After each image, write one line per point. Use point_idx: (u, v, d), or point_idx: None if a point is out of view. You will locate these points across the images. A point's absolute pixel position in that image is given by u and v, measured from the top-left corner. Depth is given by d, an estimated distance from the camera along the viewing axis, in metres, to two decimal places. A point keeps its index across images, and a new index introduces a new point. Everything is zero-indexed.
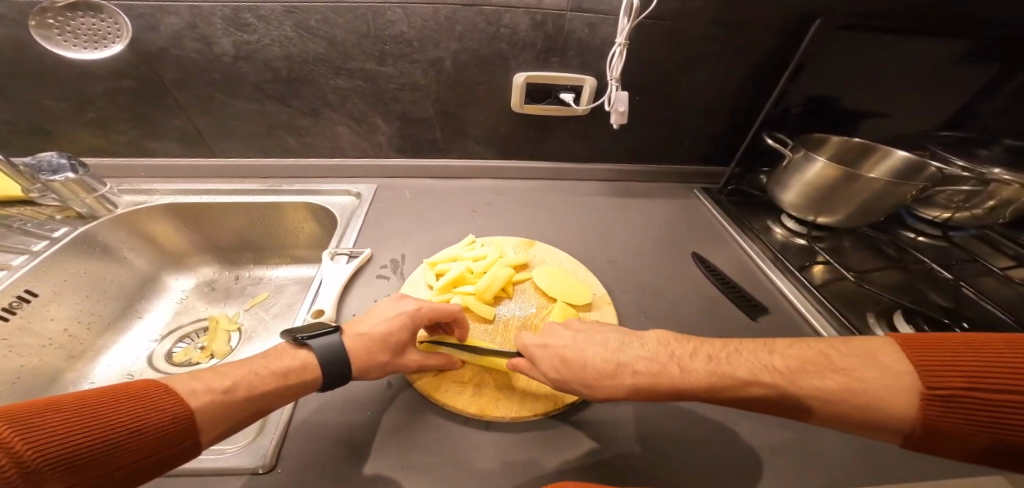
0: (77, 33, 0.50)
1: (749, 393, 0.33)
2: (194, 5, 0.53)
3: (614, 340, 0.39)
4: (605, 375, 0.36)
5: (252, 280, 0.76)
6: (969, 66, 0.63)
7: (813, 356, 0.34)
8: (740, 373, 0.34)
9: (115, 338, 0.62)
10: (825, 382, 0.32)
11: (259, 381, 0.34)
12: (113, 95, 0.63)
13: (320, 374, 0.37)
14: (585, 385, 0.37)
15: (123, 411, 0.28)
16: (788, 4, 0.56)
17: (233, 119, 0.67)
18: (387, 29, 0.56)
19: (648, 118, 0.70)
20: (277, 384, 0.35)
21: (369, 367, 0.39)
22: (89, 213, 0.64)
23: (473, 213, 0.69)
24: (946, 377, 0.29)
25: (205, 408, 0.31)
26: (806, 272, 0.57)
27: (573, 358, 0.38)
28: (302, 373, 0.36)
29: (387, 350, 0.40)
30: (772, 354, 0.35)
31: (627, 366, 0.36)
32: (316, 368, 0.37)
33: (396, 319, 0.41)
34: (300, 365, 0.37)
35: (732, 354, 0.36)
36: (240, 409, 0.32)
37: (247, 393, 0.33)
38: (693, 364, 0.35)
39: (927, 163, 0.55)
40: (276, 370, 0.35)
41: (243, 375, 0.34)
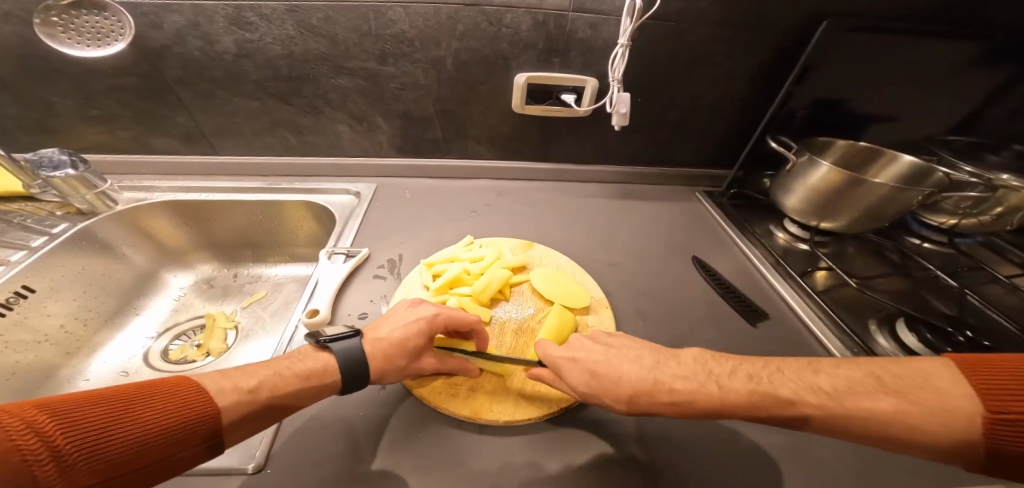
0: (81, 30, 0.50)
1: (794, 411, 0.31)
2: (197, 4, 0.53)
3: (648, 358, 0.37)
4: (641, 391, 0.35)
5: (250, 278, 0.75)
6: (976, 70, 0.62)
7: (859, 375, 0.32)
8: (784, 391, 0.32)
9: (112, 335, 0.62)
10: (880, 402, 0.29)
11: (286, 381, 0.34)
12: (116, 92, 0.63)
13: (340, 377, 0.36)
14: (619, 401, 0.36)
15: (153, 407, 0.27)
16: (794, 6, 0.55)
17: (234, 117, 0.67)
18: (388, 27, 0.56)
19: (650, 120, 0.69)
20: (300, 385, 0.34)
21: (387, 372, 0.38)
22: (89, 209, 0.64)
23: (472, 213, 0.69)
24: (1010, 401, 0.27)
25: (234, 409, 0.30)
26: (808, 278, 0.56)
27: (604, 373, 0.37)
28: (324, 376, 0.36)
29: (404, 356, 0.39)
30: (818, 373, 0.33)
31: (666, 385, 0.35)
32: (337, 371, 0.36)
33: (415, 325, 0.41)
34: (321, 367, 0.36)
35: (774, 373, 0.34)
36: (264, 408, 0.32)
37: (272, 394, 0.32)
38: (732, 383, 0.34)
39: (934, 168, 0.54)
40: (299, 372, 0.35)
41: (271, 375, 0.33)
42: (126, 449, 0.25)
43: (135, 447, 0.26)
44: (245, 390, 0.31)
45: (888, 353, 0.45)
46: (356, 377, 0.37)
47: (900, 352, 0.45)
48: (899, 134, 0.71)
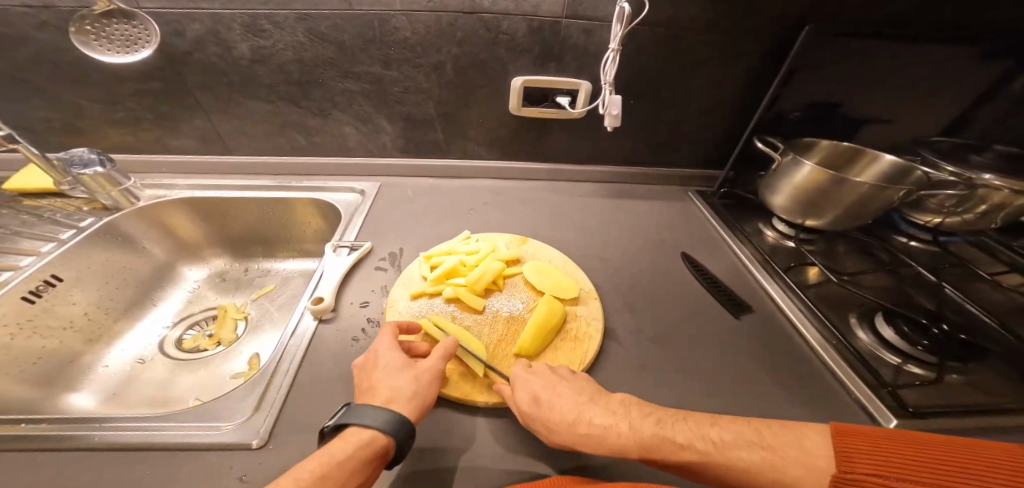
0: (111, 38, 0.53)
1: (682, 455, 0.33)
2: (216, 13, 0.57)
3: (586, 394, 0.39)
4: (564, 423, 0.36)
5: (259, 272, 0.79)
6: (964, 72, 0.64)
7: (744, 430, 0.34)
8: (680, 437, 0.34)
9: (132, 324, 0.66)
10: (751, 455, 0.32)
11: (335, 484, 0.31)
12: (141, 96, 0.68)
13: (377, 436, 0.34)
14: (546, 426, 0.37)
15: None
16: (778, 12, 0.58)
17: (248, 118, 0.71)
18: (392, 34, 0.60)
19: (643, 122, 0.72)
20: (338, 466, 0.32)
21: (415, 401, 0.38)
22: (114, 205, 0.68)
23: (471, 211, 0.72)
24: (861, 463, 0.29)
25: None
26: (793, 273, 0.58)
27: (547, 399, 0.38)
28: (362, 467, 0.33)
29: (407, 375, 0.39)
30: (713, 425, 0.35)
31: (585, 421, 0.36)
32: (366, 435, 0.34)
33: (382, 367, 0.40)
34: (351, 446, 0.34)
35: (677, 419, 0.36)
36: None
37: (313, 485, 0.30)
38: (641, 423, 0.35)
39: (914, 167, 0.55)
40: (327, 460, 0.32)
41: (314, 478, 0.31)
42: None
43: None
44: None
45: (867, 347, 0.47)
46: (399, 422, 0.35)
47: (879, 346, 0.47)
48: (889, 135, 0.73)
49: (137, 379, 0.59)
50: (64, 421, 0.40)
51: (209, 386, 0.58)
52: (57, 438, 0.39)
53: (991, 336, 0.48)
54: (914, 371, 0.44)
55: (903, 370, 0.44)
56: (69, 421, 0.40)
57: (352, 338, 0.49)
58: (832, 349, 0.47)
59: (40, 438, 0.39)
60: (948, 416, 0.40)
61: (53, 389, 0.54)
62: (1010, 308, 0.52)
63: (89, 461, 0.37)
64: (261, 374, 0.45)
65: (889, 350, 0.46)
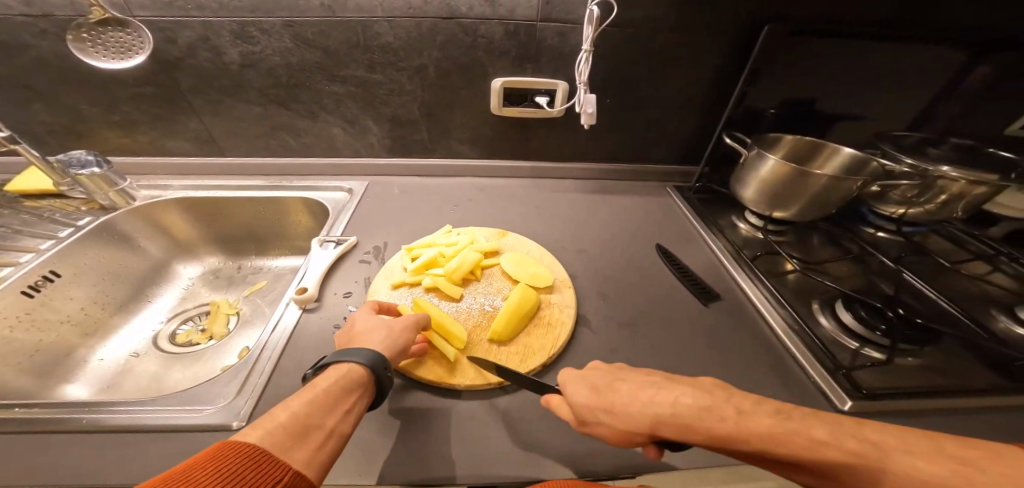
0: (107, 45, 0.55)
1: (811, 455, 0.25)
2: (206, 21, 0.60)
3: (664, 381, 0.34)
4: (635, 408, 0.33)
5: (252, 270, 0.82)
6: (923, 70, 0.67)
7: (912, 434, 0.25)
8: (816, 432, 0.26)
9: (127, 319, 0.68)
10: (930, 467, 0.23)
11: (329, 409, 0.34)
12: (137, 100, 0.70)
13: (358, 367, 0.38)
14: (610, 413, 0.34)
15: (273, 468, 0.28)
16: (740, 13, 0.61)
17: (239, 121, 0.74)
18: (375, 39, 0.63)
19: (620, 120, 0.74)
20: (325, 393, 0.35)
21: (388, 343, 0.42)
22: (110, 205, 0.71)
23: (455, 206, 0.74)
24: None
25: (303, 457, 0.30)
26: (760, 264, 0.60)
27: (612, 386, 0.35)
28: (350, 394, 0.36)
29: (380, 327, 0.44)
30: (863, 425, 0.26)
31: (661, 404, 0.32)
32: (347, 370, 0.38)
33: (359, 326, 0.44)
34: (336, 380, 0.37)
35: (802, 411, 0.28)
36: (313, 411, 0.33)
37: (307, 405, 0.33)
38: (751, 410, 0.28)
39: (870, 159, 0.58)
40: (315, 390, 0.35)
41: (308, 403, 0.33)
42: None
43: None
44: (304, 433, 0.31)
45: (828, 333, 0.49)
46: (375, 355, 0.39)
47: (839, 332, 0.48)
48: (858, 131, 0.75)
49: (130, 372, 0.61)
50: (55, 405, 0.42)
51: (200, 378, 0.60)
52: (49, 420, 0.41)
53: (947, 317, 0.50)
54: (871, 355, 0.46)
55: (860, 354, 0.46)
56: (60, 406, 0.42)
57: (334, 327, 0.51)
58: (795, 336, 0.49)
59: (33, 421, 0.41)
60: (903, 397, 0.41)
61: (48, 380, 0.55)
62: (970, 295, 0.54)
63: (78, 441, 0.39)
64: (245, 360, 0.47)
65: (848, 335, 0.48)
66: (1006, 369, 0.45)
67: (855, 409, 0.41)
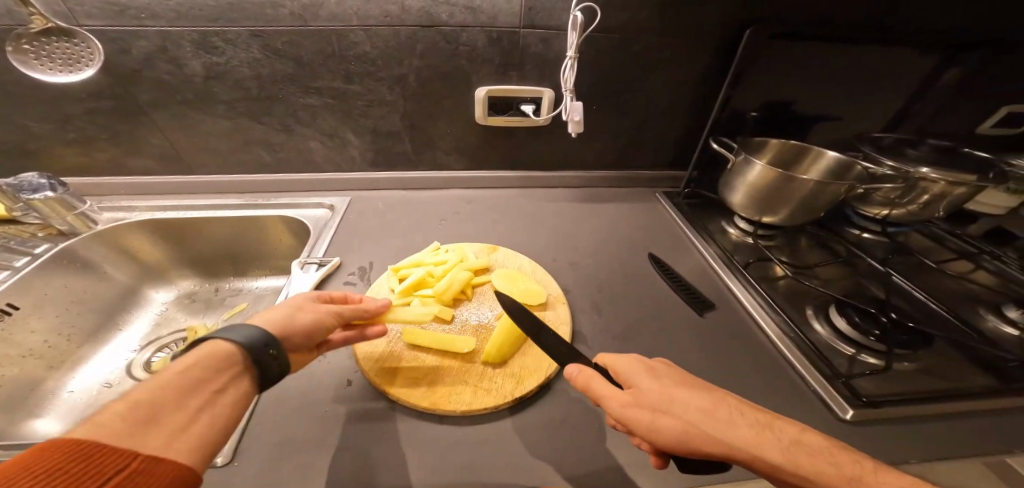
0: (52, 56, 0.51)
1: None
2: (163, 30, 0.56)
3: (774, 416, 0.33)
4: (740, 420, 0.32)
5: (230, 291, 0.78)
6: (900, 71, 0.68)
7: None
8: None
9: (96, 348, 0.64)
10: None
11: (191, 392, 0.26)
12: (94, 115, 0.65)
13: (233, 345, 0.31)
14: (704, 413, 0.32)
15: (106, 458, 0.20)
16: (722, 17, 0.60)
17: (209, 136, 0.70)
18: (351, 49, 0.60)
19: (607, 126, 0.73)
20: (179, 374, 0.27)
21: (285, 323, 0.36)
22: (70, 230, 0.66)
23: (442, 221, 0.71)
24: None
25: (156, 442, 0.23)
26: (752, 270, 0.60)
27: (715, 397, 0.34)
28: (219, 374, 0.29)
29: (280, 307, 0.38)
30: None
31: (775, 431, 0.31)
32: (216, 350, 0.30)
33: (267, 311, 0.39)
34: (198, 360, 0.28)
35: None
36: (166, 395, 0.25)
37: (160, 388, 0.25)
38: (888, 476, 0.29)
39: (854, 162, 0.59)
40: (167, 373, 0.27)
41: (156, 389, 0.25)
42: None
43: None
44: (145, 418, 0.23)
45: (823, 339, 0.49)
46: (251, 330, 0.32)
47: (834, 338, 0.48)
48: (839, 132, 0.76)
49: (103, 403, 0.57)
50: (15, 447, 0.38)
51: None
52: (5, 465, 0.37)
53: (936, 318, 0.51)
54: (867, 361, 0.46)
55: (857, 361, 0.46)
56: (20, 446, 0.38)
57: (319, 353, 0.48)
58: (792, 344, 0.49)
59: None
60: (903, 404, 0.41)
61: (13, 417, 0.51)
62: (954, 294, 0.56)
63: None
64: None
65: (843, 341, 0.48)
66: (995, 369, 0.46)
67: (856, 418, 0.41)
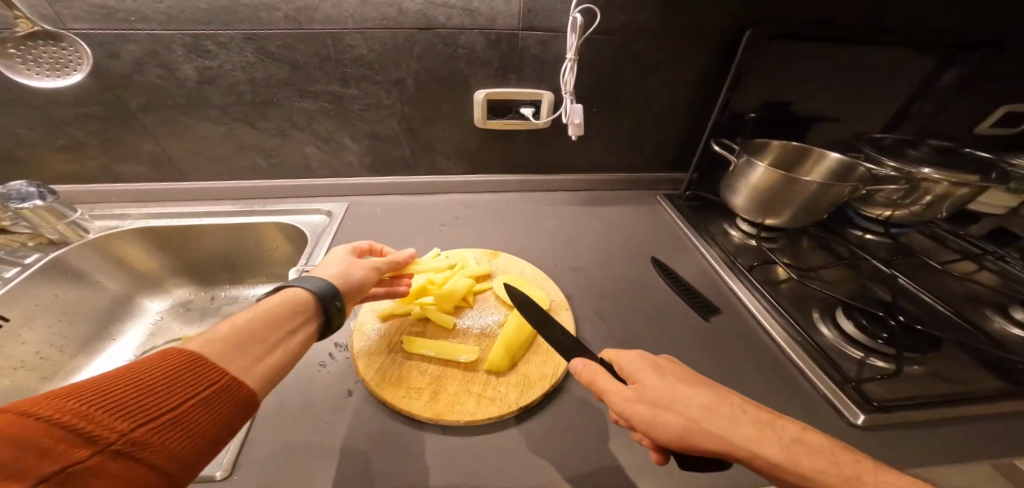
0: (39, 61, 0.49)
1: None
2: (153, 34, 0.55)
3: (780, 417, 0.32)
4: (740, 415, 0.31)
5: (227, 300, 0.77)
6: (899, 71, 0.68)
7: None
8: None
9: (90, 359, 0.62)
10: None
11: (274, 326, 0.33)
12: (83, 121, 0.63)
13: (308, 292, 0.37)
14: (705, 409, 0.31)
15: (198, 371, 0.27)
16: (722, 17, 0.60)
17: (202, 141, 0.68)
18: (347, 52, 0.59)
19: (607, 129, 0.73)
20: (265, 310, 0.33)
21: (343, 274, 0.42)
22: (61, 239, 0.64)
23: (441, 226, 0.71)
24: None
25: (242, 364, 0.29)
26: (757, 273, 0.60)
27: (717, 392, 0.33)
28: (296, 316, 0.35)
29: (338, 260, 0.44)
30: None
31: (776, 428, 0.30)
32: (294, 294, 0.36)
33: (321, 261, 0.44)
34: (282, 301, 0.35)
35: None
36: (252, 327, 0.32)
37: (248, 321, 0.32)
38: (892, 478, 0.28)
39: (857, 163, 0.58)
40: (259, 308, 0.33)
41: (250, 319, 0.32)
42: (173, 442, 0.24)
43: (182, 438, 0.24)
44: (237, 343, 0.30)
45: (830, 342, 0.49)
46: (320, 284, 0.38)
47: (842, 341, 0.48)
48: (838, 132, 0.76)
49: None
50: None
51: None
52: None
53: (943, 321, 0.51)
54: (876, 364, 0.45)
55: (866, 365, 0.45)
56: None
57: (319, 363, 0.47)
58: (799, 348, 0.48)
59: None
60: (914, 409, 0.41)
61: None
62: (958, 294, 0.55)
63: None
64: None
65: (851, 344, 0.48)
66: (1003, 371, 0.46)
67: (868, 423, 0.40)
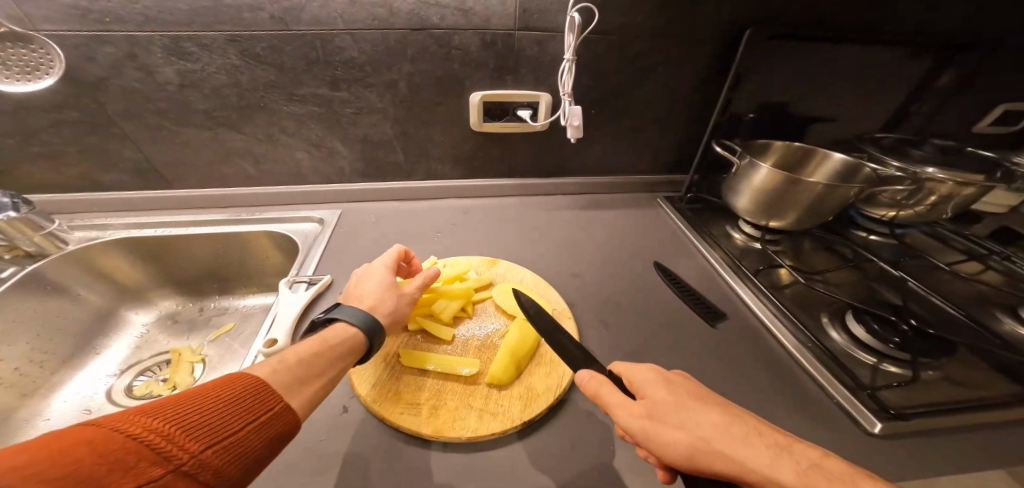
0: (9, 64, 0.46)
1: None
2: (131, 35, 0.52)
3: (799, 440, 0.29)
4: (752, 437, 0.29)
5: (217, 311, 0.74)
6: (900, 71, 0.67)
7: None
8: None
9: (71, 374, 0.59)
10: None
11: (328, 360, 0.36)
12: (59, 128, 0.60)
13: (362, 332, 0.40)
14: (716, 427, 0.29)
15: (259, 396, 0.29)
16: (722, 16, 0.59)
17: (187, 148, 0.66)
18: (337, 54, 0.57)
19: (606, 131, 0.71)
20: (323, 344, 0.37)
21: (393, 316, 0.44)
22: (39, 252, 0.61)
23: (438, 233, 0.68)
24: None
25: (297, 394, 0.32)
26: (763, 276, 0.58)
27: (730, 413, 0.31)
28: (349, 353, 0.38)
29: (390, 292, 0.45)
30: None
31: (791, 452, 0.28)
32: (352, 331, 0.39)
33: (378, 282, 0.46)
34: (339, 336, 0.38)
35: None
36: (308, 358, 0.35)
37: (305, 354, 0.35)
38: None
39: (862, 164, 0.57)
40: (317, 341, 0.37)
41: (311, 352, 0.35)
42: (230, 467, 0.25)
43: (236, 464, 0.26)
44: (297, 376, 0.33)
45: (841, 347, 0.47)
46: (374, 326, 0.41)
47: (852, 346, 0.47)
48: (839, 132, 0.75)
49: None
50: None
51: None
52: None
53: (955, 325, 0.49)
54: (890, 370, 0.44)
55: (880, 370, 0.44)
56: None
57: None
58: (810, 353, 0.47)
59: None
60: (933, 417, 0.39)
61: None
62: (968, 296, 0.54)
63: None
64: None
65: (862, 349, 0.46)
66: (1017, 374, 0.45)
67: (886, 431, 0.39)
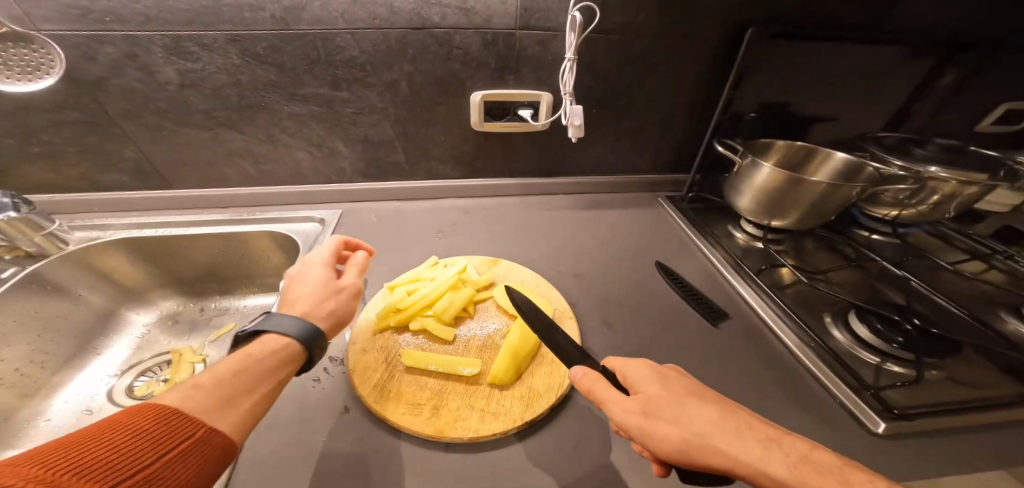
0: (9, 64, 0.46)
1: None
2: (131, 34, 0.52)
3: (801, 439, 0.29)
4: (745, 432, 0.28)
5: (218, 311, 0.73)
6: (901, 70, 0.67)
7: None
8: None
9: (72, 375, 0.59)
10: None
11: (259, 375, 0.33)
12: (60, 128, 0.60)
13: (295, 341, 0.36)
14: (710, 423, 0.29)
15: (187, 421, 0.27)
16: (723, 15, 0.58)
17: (187, 148, 0.66)
18: (337, 54, 0.56)
19: (607, 131, 0.71)
20: (252, 360, 0.34)
21: (335, 318, 0.42)
22: (39, 252, 0.61)
23: (439, 234, 0.68)
24: None
25: (231, 415, 0.30)
26: (765, 276, 0.58)
27: (723, 409, 0.31)
28: (284, 366, 0.35)
29: (325, 294, 0.42)
30: None
31: (782, 447, 0.27)
32: (282, 341, 0.36)
33: (309, 286, 0.43)
34: (271, 350, 0.35)
35: None
36: (239, 376, 0.32)
37: (233, 370, 0.32)
38: None
39: (864, 163, 0.57)
40: (246, 356, 0.34)
41: (235, 371, 0.32)
42: None
43: None
44: (226, 395, 0.30)
45: (844, 347, 0.47)
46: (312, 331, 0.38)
47: (855, 345, 0.47)
48: (841, 131, 0.75)
49: None
50: None
51: None
52: None
53: (959, 324, 0.49)
54: (894, 370, 0.44)
55: (883, 370, 0.44)
56: None
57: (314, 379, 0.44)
58: (812, 353, 0.47)
59: None
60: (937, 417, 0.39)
61: None
62: (970, 295, 0.54)
63: None
64: None
65: (865, 349, 0.46)
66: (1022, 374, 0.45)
67: (889, 431, 0.39)
